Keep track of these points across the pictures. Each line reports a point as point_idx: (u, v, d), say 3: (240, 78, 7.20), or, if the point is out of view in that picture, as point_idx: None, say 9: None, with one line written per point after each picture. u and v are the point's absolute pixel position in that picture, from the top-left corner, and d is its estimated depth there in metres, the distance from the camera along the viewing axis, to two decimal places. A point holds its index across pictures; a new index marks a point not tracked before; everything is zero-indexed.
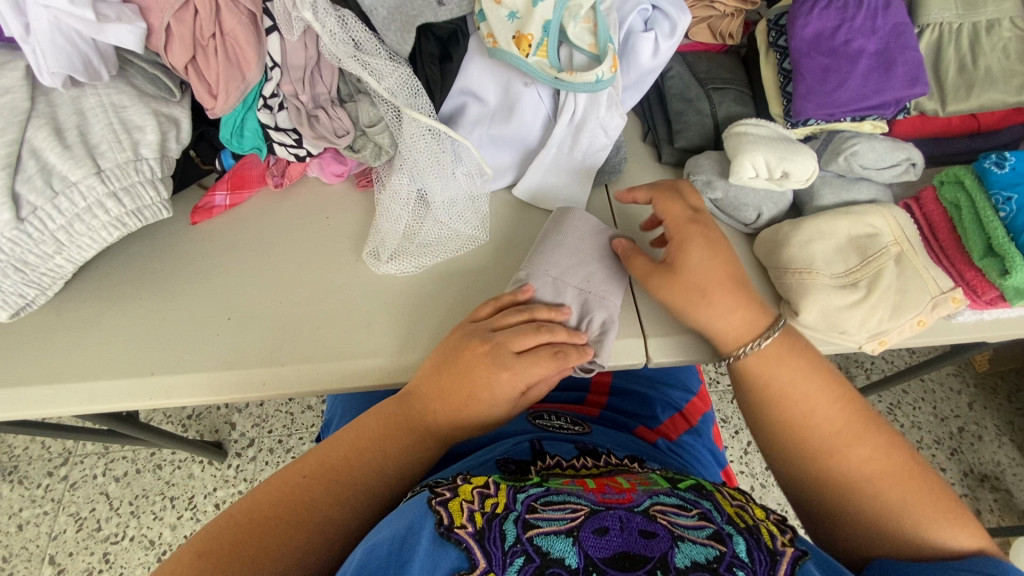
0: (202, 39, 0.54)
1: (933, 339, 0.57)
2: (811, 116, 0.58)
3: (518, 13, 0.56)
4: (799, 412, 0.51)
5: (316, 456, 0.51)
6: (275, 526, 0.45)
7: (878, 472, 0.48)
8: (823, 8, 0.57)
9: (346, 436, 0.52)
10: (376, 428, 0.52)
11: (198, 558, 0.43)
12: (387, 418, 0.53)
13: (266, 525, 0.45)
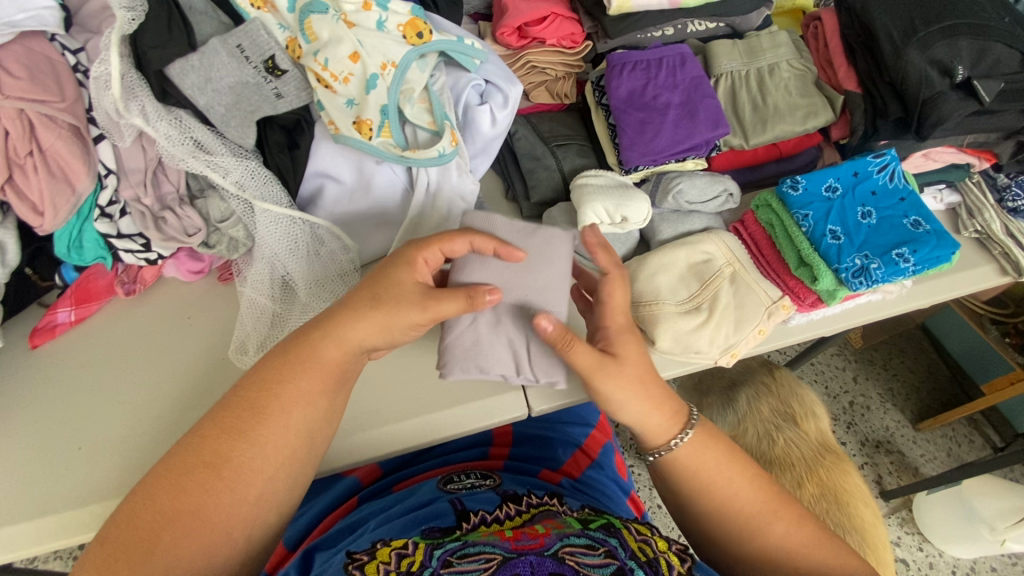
0: (17, 158, 0.52)
1: (778, 344, 0.64)
2: (638, 163, 0.64)
3: (355, 100, 0.59)
4: (706, 437, 0.53)
5: (177, 463, 0.45)
6: (194, 506, 0.44)
7: (809, 542, 0.51)
8: (631, 70, 0.66)
9: (200, 435, 0.46)
10: (230, 425, 0.46)
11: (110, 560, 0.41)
12: (290, 357, 0.49)
13: (183, 495, 0.44)
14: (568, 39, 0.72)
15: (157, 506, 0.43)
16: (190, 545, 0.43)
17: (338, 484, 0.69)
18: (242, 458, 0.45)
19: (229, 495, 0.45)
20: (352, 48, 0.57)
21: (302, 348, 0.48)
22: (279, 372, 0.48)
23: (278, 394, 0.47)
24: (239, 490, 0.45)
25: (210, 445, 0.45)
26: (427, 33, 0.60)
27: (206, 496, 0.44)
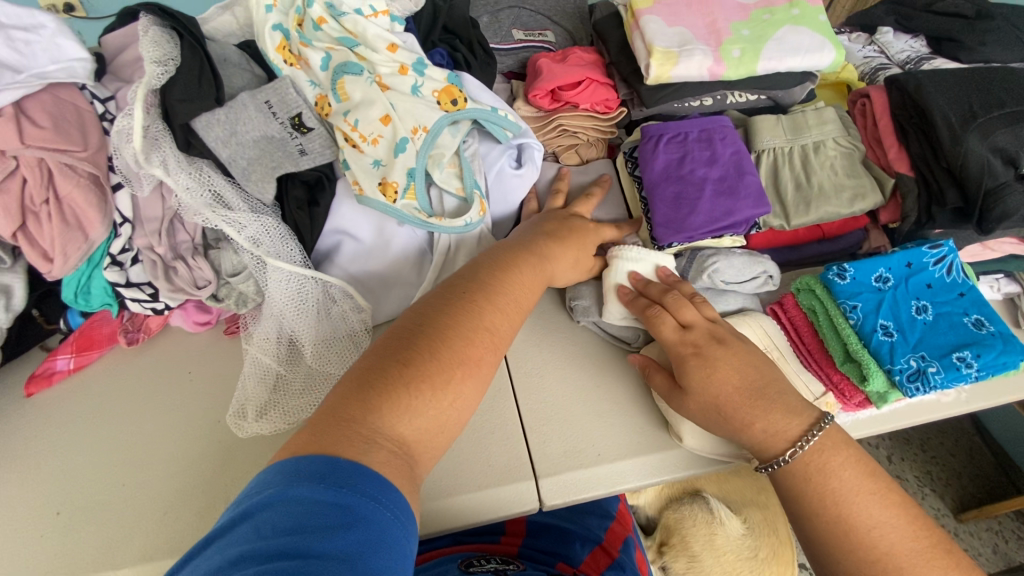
0: (34, 206, 0.51)
1: (903, 420, 0.58)
2: (672, 242, 0.60)
3: (383, 161, 0.57)
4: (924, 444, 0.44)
5: (419, 336, 0.42)
6: (456, 333, 0.43)
7: None
8: (666, 142, 0.64)
9: (434, 311, 0.44)
10: (467, 304, 0.46)
11: (376, 374, 0.40)
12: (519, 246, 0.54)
13: (439, 326, 0.43)
14: (601, 105, 0.71)
15: (417, 367, 0.40)
16: (440, 410, 0.41)
17: None
18: (484, 344, 0.44)
19: (481, 339, 0.44)
20: (384, 110, 0.56)
21: (516, 249, 0.53)
22: (499, 264, 0.51)
23: (506, 278, 0.49)
24: (479, 368, 0.43)
25: (445, 315, 0.44)
26: (462, 99, 0.58)
27: (457, 372, 0.42)
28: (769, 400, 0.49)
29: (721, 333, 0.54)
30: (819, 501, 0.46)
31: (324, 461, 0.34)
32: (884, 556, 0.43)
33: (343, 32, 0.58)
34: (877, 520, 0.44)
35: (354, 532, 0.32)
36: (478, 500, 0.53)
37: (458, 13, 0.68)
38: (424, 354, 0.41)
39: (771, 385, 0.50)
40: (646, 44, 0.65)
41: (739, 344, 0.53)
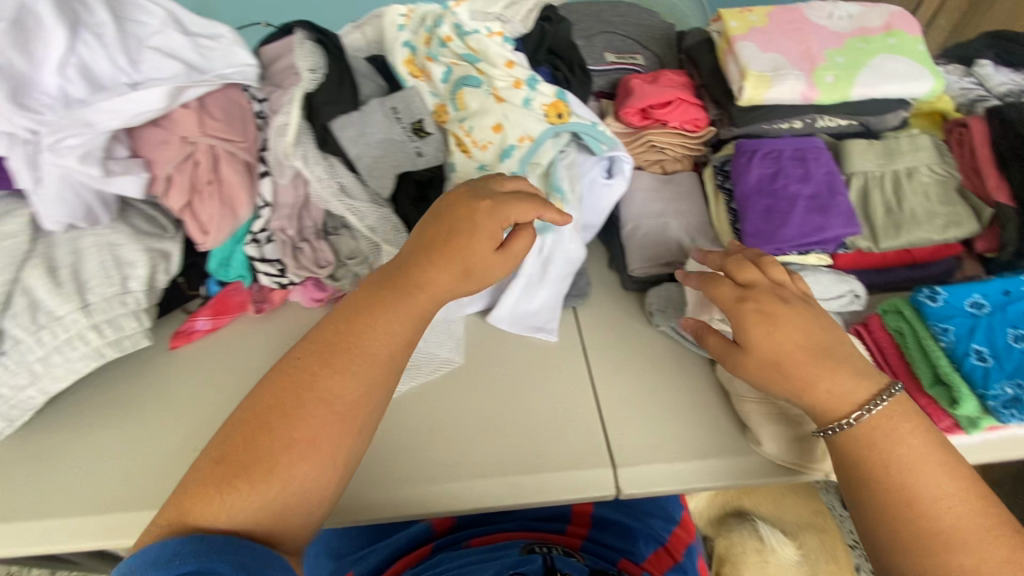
0: (199, 184, 0.59)
1: (1000, 451, 0.57)
2: (761, 250, 0.63)
3: (486, 166, 0.63)
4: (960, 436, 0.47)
5: (240, 420, 0.47)
6: (277, 412, 0.47)
7: None
8: (760, 156, 0.66)
9: (268, 389, 0.48)
10: (302, 378, 0.48)
11: (213, 464, 0.45)
12: (359, 290, 0.53)
13: (283, 405, 0.47)
14: (690, 124, 0.74)
15: (241, 454, 0.45)
16: (273, 490, 0.44)
17: (411, 527, 0.69)
18: (317, 411, 0.47)
19: (308, 411, 0.47)
20: (497, 120, 0.62)
21: (392, 285, 0.52)
22: (356, 317, 0.51)
23: (360, 329, 0.50)
24: (316, 444, 0.46)
25: (288, 389, 0.48)
26: (567, 113, 0.62)
27: (287, 455, 0.45)
28: (834, 360, 0.51)
29: (786, 294, 0.54)
30: (883, 468, 0.47)
31: (150, 551, 0.40)
32: (965, 543, 0.44)
33: (467, 49, 0.63)
34: (943, 491, 0.45)
35: None
36: (559, 479, 0.56)
37: (562, 35, 0.74)
38: (246, 443, 0.45)
39: (831, 341, 0.52)
40: (740, 68, 0.68)
41: (804, 305, 0.54)
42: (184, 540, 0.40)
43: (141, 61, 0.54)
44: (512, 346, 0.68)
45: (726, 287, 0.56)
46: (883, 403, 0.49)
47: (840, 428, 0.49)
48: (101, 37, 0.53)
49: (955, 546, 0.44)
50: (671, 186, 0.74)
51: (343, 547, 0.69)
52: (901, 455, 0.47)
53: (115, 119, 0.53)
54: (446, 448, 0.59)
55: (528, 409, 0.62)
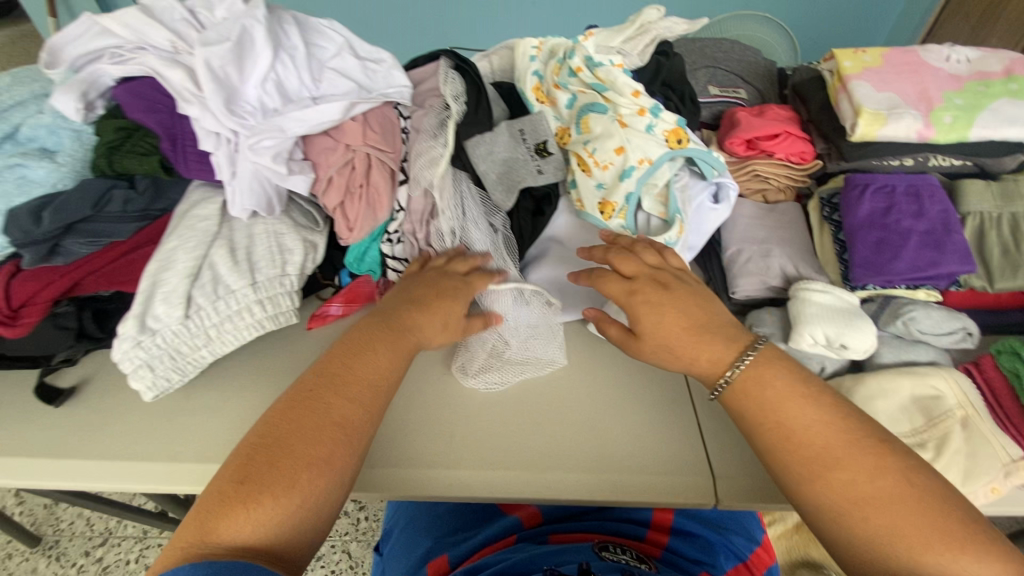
0: (353, 187, 0.67)
1: None
2: (868, 281, 0.64)
3: (605, 185, 0.69)
4: (783, 392, 0.53)
5: (252, 445, 0.50)
6: (291, 432, 0.51)
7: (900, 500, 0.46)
8: (873, 191, 0.68)
9: (278, 412, 0.52)
10: (314, 402, 0.53)
11: (239, 484, 0.47)
12: (366, 331, 0.60)
13: (294, 428, 0.51)
14: (796, 156, 0.77)
15: (259, 474, 0.48)
16: (294, 506, 0.48)
17: (500, 518, 0.73)
18: (329, 434, 0.51)
19: (319, 428, 0.51)
20: (619, 143, 0.66)
21: (387, 326, 0.60)
22: (355, 350, 0.58)
23: (360, 361, 0.57)
24: (326, 463, 0.50)
25: (293, 414, 0.52)
26: (686, 140, 0.67)
27: (302, 472, 0.49)
28: (710, 334, 0.57)
29: (664, 278, 0.60)
30: (768, 426, 0.52)
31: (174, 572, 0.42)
32: None
33: (595, 79, 0.69)
34: (808, 423, 0.51)
35: None
36: (662, 482, 0.59)
37: (674, 69, 0.80)
38: (268, 463, 0.49)
39: (710, 318, 0.58)
40: (855, 105, 0.70)
41: (680, 285, 0.60)
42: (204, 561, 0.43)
43: (325, 80, 0.64)
44: (612, 354, 0.72)
45: (614, 281, 0.61)
46: (753, 357, 0.55)
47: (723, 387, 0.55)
48: (297, 58, 0.62)
49: (832, 466, 0.48)
50: (776, 215, 0.77)
51: (440, 527, 0.74)
52: (762, 400, 0.53)
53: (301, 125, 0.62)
54: (444, 444, 0.62)
55: (628, 414, 0.65)
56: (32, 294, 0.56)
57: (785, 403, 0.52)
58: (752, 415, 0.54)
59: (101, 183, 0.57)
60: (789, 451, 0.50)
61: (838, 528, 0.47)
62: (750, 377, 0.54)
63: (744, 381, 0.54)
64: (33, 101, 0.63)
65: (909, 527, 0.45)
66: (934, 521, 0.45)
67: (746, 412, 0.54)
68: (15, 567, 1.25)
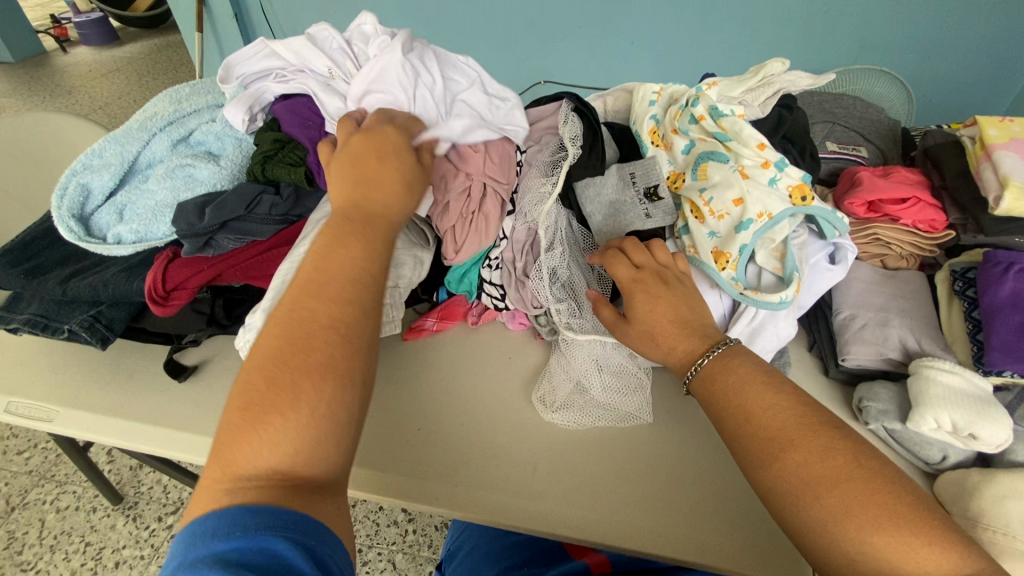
0: (467, 214, 0.69)
1: None
2: (1007, 368, 0.59)
3: (719, 234, 0.67)
4: (745, 378, 0.51)
5: (249, 379, 0.43)
6: (286, 345, 0.44)
7: (839, 474, 0.43)
8: (1017, 271, 0.63)
9: (269, 329, 0.46)
10: (291, 309, 0.46)
11: (244, 412, 0.42)
12: (335, 220, 0.52)
13: (280, 343, 0.44)
14: (925, 224, 0.73)
15: (254, 403, 0.42)
16: (303, 425, 0.42)
17: (567, 561, 0.69)
18: (319, 351, 0.44)
19: (304, 330, 0.45)
20: (739, 194, 0.66)
21: (353, 213, 0.53)
22: (321, 244, 0.50)
23: (331, 252, 0.49)
24: (323, 370, 0.43)
25: (279, 327, 0.45)
26: (810, 198, 0.65)
27: (305, 387, 0.42)
28: (692, 329, 0.58)
29: (667, 275, 0.62)
30: (724, 409, 0.51)
31: (208, 520, 0.38)
32: None
33: (717, 128, 0.69)
34: (766, 402, 0.49)
35: (253, 566, 0.37)
36: (755, 554, 0.56)
37: (798, 124, 0.77)
38: (264, 382, 0.43)
39: (697, 318, 0.59)
40: (1001, 177, 0.66)
41: (679, 285, 0.62)
42: (241, 513, 0.38)
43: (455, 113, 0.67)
44: (702, 406, 0.70)
45: (621, 265, 0.62)
46: (718, 351, 0.55)
47: (693, 372, 0.55)
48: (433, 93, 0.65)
49: (786, 446, 0.45)
50: (894, 284, 0.73)
51: (507, 558, 0.73)
52: (724, 380, 0.52)
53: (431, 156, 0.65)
54: (516, 474, 0.62)
55: (717, 474, 0.63)
56: (184, 279, 0.62)
57: (742, 386, 0.51)
58: (710, 404, 0.52)
59: (254, 188, 0.65)
60: (756, 437, 0.47)
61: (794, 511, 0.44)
62: (723, 369, 0.54)
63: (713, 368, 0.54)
64: (206, 111, 0.73)
65: (858, 507, 0.41)
66: (884, 504, 0.41)
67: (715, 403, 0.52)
68: (96, 521, 1.35)
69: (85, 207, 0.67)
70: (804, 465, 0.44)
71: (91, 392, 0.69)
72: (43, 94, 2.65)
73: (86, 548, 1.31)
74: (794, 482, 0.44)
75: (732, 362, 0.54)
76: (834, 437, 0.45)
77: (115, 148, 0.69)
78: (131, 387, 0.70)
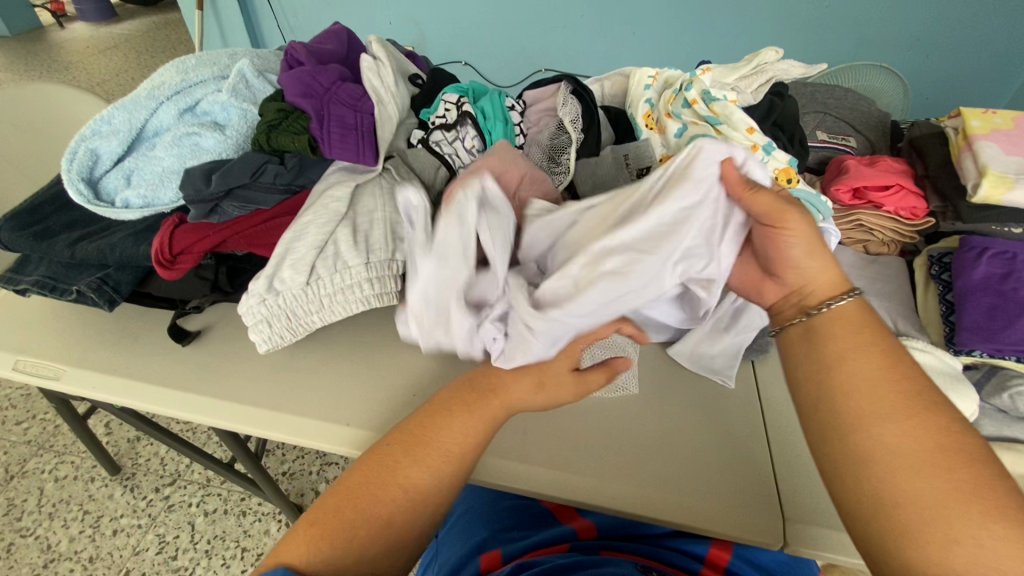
0: None
1: None
2: (977, 347, 0.62)
3: None
4: (856, 343, 0.49)
5: (326, 500, 0.52)
6: (370, 486, 0.53)
7: (942, 476, 0.41)
8: (991, 256, 0.65)
9: (358, 475, 0.54)
10: (390, 460, 0.54)
11: (312, 526, 0.50)
12: (452, 400, 0.58)
13: (361, 492, 0.52)
14: (907, 211, 0.75)
15: (319, 524, 0.50)
16: (358, 542, 0.50)
17: (555, 525, 0.73)
18: (395, 497, 0.53)
19: (411, 474, 0.54)
20: None
21: (482, 395, 0.59)
22: (436, 412, 0.58)
23: (443, 425, 0.56)
24: (386, 525, 0.52)
25: (372, 484, 0.53)
26: (796, 181, 0.68)
27: (364, 530, 0.51)
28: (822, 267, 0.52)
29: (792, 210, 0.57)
30: (817, 371, 0.49)
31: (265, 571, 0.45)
32: None
33: (709, 112, 0.72)
34: (857, 370, 0.47)
35: None
36: (732, 517, 0.59)
37: (788, 110, 0.79)
38: (334, 512, 0.51)
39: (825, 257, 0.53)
40: (980, 166, 0.68)
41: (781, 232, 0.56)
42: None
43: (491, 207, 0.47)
44: (687, 380, 0.73)
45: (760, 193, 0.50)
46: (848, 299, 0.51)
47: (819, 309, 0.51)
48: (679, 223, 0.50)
49: (880, 418, 0.44)
50: (875, 268, 0.76)
51: (497, 522, 0.76)
52: (832, 347, 0.49)
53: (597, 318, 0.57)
54: (507, 439, 0.65)
55: (701, 446, 0.65)
56: (190, 244, 0.65)
57: (852, 351, 0.48)
58: (800, 359, 0.52)
59: (259, 157, 0.67)
60: (842, 403, 0.47)
61: (844, 481, 0.45)
62: (819, 328, 0.51)
63: (799, 334, 0.52)
64: (212, 81, 0.74)
65: (949, 505, 0.40)
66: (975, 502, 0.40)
67: (795, 365, 0.52)
68: (95, 490, 1.38)
69: (93, 171, 0.69)
70: (892, 437, 0.44)
71: (97, 353, 0.71)
72: (41, 69, 2.63)
73: (85, 517, 1.34)
74: (874, 455, 0.44)
75: (858, 318, 0.51)
76: (930, 423, 0.43)
77: (123, 115, 0.71)
78: (135, 350, 0.72)
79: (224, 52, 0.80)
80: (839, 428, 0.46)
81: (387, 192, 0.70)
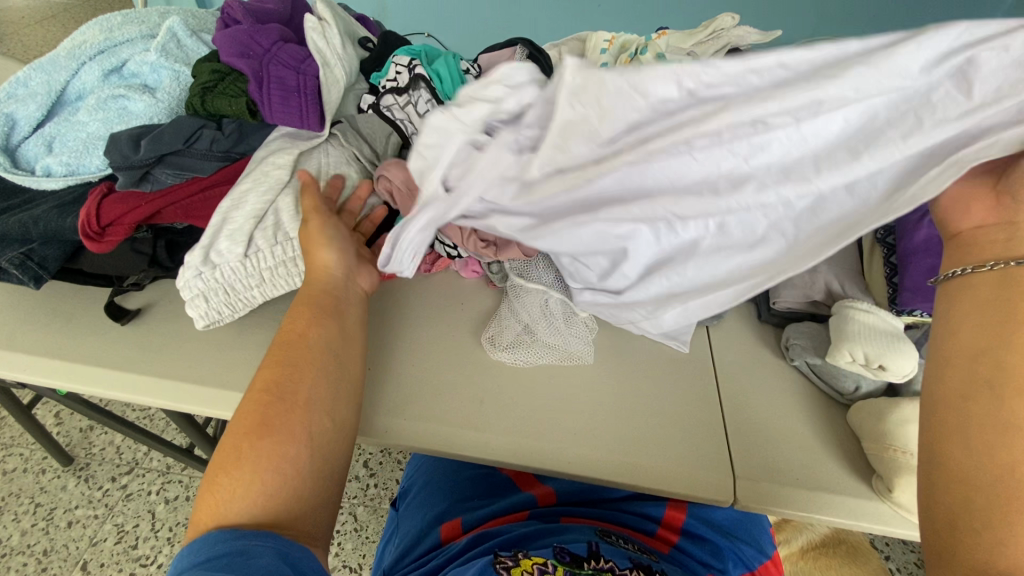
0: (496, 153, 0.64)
1: None
2: (917, 306, 0.63)
3: None
4: None
5: (224, 445, 0.50)
6: (258, 411, 0.51)
7: None
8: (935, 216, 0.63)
9: (243, 408, 0.52)
10: (267, 379, 0.53)
11: (219, 468, 0.49)
12: (304, 304, 0.58)
13: (250, 419, 0.51)
14: None
15: (222, 468, 0.49)
16: (273, 473, 0.49)
17: (516, 494, 0.73)
18: (288, 405, 0.51)
19: (295, 385, 0.52)
20: None
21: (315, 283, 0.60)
22: (295, 320, 0.57)
23: (303, 327, 0.56)
24: (292, 437, 0.50)
25: (258, 408, 0.51)
26: None
27: (272, 452, 0.49)
28: None
29: None
30: (998, 326, 0.42)
31: (193, 545, 0.45)
32: None
33: None
34: None
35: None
36: (684, 478, 0.60)
37: None
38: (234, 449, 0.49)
39: None
40: None
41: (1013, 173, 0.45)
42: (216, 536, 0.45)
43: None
44: (645, 347, 0.73)
45: None
46: None
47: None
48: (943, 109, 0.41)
49: None
50: None
51: (458, 492, 0.76)
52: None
53: (797, 219, 0.47)
54: (461, 410, 0.64)
55: (657, 410, 0.66)
56: (119, 215, 0.61)
57: None
58: (973, 305, 0.44)
59: (194, 122, 0.63)
60: (1009, 361, 0.41)
61: (969, 441, 0.41)
62: (1022, 283, 0.42)
63: (990, 280, 0.44)
64: (139, 41, 0.69)
65: None
66: None
67: (964, 317, 0.44)
68: (46, 482, 1.32)
69: (10, 138, 0.64)
70: None
71: (26, 334, 0.67)
72: None
73: (36, 509, 1.28)
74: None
75: None
76: None
77: (41, 77, 0.66)
78: (70, 329, 0.68)
79: (154, 11, 0.75)
80: (997, 388, 0.41)
81: (334, 161, 0.69)
